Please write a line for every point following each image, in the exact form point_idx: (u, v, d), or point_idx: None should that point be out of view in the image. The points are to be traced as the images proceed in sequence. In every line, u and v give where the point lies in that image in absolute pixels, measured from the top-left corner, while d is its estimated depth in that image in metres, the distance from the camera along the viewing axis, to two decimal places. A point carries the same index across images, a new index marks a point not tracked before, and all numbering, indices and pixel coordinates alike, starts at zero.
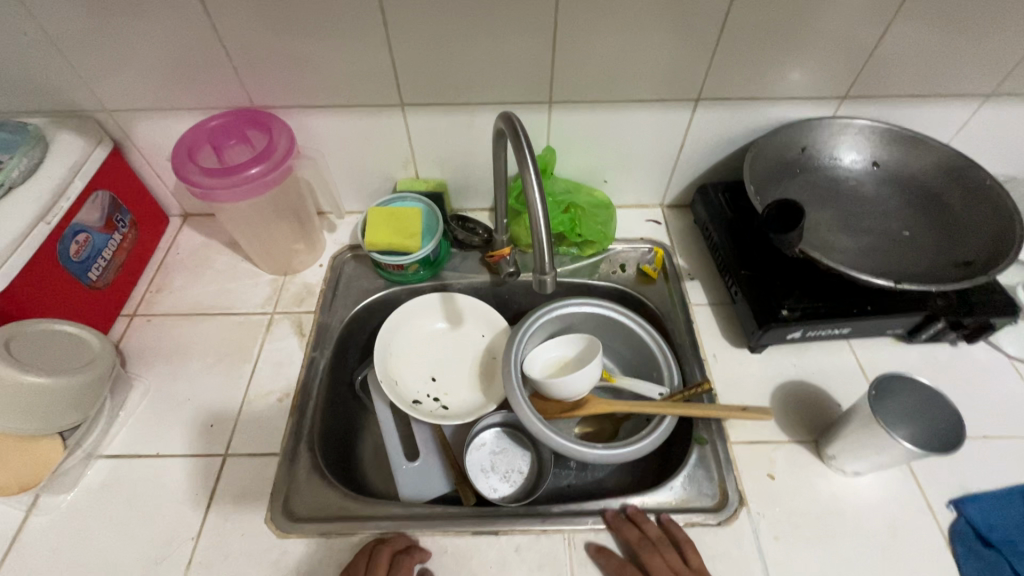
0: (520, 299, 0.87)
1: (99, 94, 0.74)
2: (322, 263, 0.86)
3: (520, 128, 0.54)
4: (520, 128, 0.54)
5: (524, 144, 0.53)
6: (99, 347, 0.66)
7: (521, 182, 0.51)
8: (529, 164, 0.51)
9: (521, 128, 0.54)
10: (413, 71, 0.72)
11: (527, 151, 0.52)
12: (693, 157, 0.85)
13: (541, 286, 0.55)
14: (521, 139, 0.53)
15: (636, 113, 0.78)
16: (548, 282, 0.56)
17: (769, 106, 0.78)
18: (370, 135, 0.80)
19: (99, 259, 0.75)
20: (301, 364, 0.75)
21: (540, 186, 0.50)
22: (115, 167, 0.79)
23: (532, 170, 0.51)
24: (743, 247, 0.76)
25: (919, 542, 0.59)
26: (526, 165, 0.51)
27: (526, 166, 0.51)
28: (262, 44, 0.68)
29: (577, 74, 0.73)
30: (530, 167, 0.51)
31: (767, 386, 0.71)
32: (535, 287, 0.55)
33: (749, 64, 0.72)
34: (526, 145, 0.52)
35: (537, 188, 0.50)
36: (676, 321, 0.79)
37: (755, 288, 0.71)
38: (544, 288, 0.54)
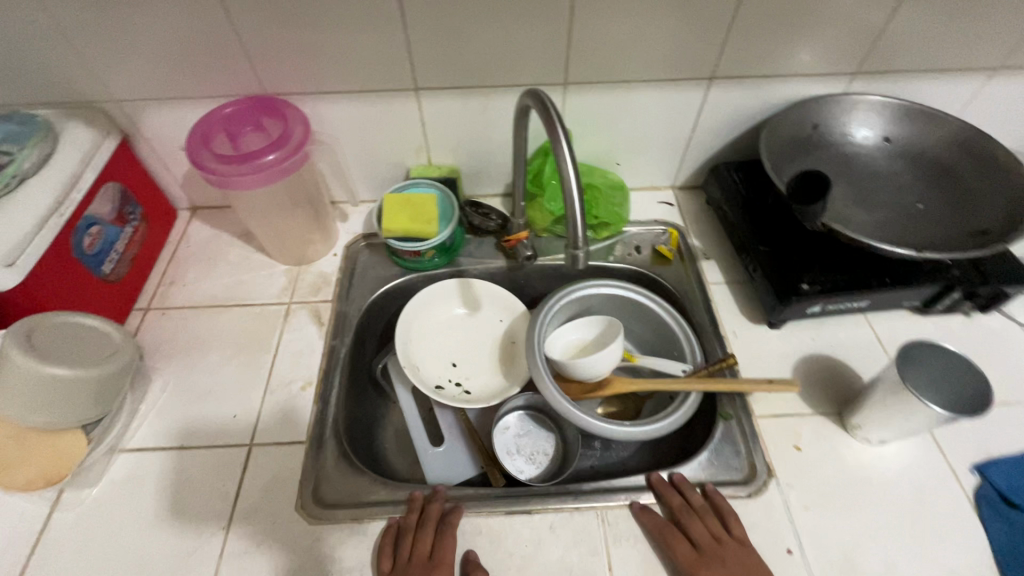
0: (536, 284, 0.87)
1: (107, 84, 0.73)
2: (336, 252, 0.86)
3: (548, 102, 0.54)
4: (549, 102, 0.54)
5: (553, 116, 0.53)
6: (121, 338, 0.65)
7: (552, 153, 0.52)
8: (560, 136, 0.51)
9: (548, 101, 0.54)
10: (428, 54, 0.71)
11: (557, 123, 0.52)
12: (706, 137, 0.85)
13: (574, 261, 0.54)
14: (550, 112, 0.53)
15: (651, 94, 0.78)
16: (580, 257, 0.55)
17: (781, 84, 0.78)
18: (383, 121, 0.79)
19: (112, 251, 0.74)
20: (322, 352, 0.74)
21: (573, 158, 0.51)
22: (123, 159, 0.78)
23: (564, 142, 0.51)
24: (760, 224, 0.77)
25: (946, 506, 0.60)
26: (557, 137, 0.51)
27: (557, 138, 0.51)
28: (275, 28, 0.67)
29: (592, 55, 0.72)
30: (561, 140, 0.51)
31: (788, 360, 0.72)
32: (567, 262, 0.55)
33: (764, 42, 0.72)
34: (556, 117, 0.52)
35: (569, 159, 0.51)
36: (694, 300, 0.80)
37: (774, 264, 0.72)
38: (577, 263, 0.54)
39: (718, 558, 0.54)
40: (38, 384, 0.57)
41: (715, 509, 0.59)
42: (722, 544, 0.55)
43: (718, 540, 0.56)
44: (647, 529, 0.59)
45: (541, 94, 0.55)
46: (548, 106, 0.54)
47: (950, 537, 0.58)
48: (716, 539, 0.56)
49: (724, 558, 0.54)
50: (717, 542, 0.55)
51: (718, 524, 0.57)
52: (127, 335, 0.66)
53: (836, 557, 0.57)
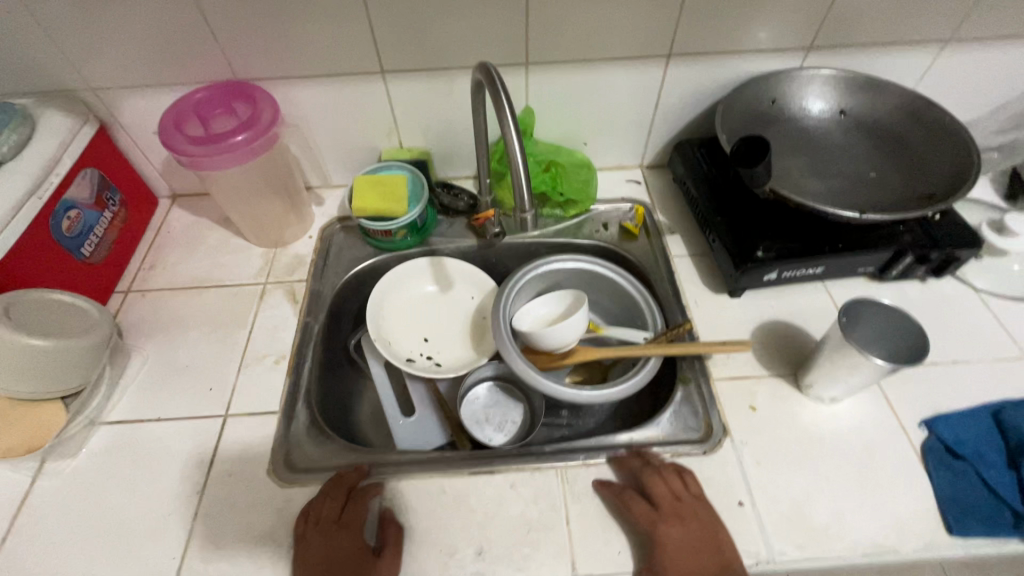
0: (507, 262, 0.90)
1: (84, 73, 0.75)
2: (312, 235, 0.88)
3: (499, 85, 0.57)
4: (500, 85, 0.57)
5: (501, 100, 0.56)
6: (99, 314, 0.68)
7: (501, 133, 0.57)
8: (508, 120, 0.56)
9: (500, 82, 0.57)
10: (392, 36, 0.73)
11: (506, 105, 0.56)
12: (669, 115, 0.87)
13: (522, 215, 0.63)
14: (498, 99, 0.56)
15: (611, 72, 0.80)
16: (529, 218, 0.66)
17: (739, 60, 0.80)
18: (352, 104, 0.82)
19: (92, 235, 0.76)
20: (295, 328, 0.77)
21: (522, 147, 0.57)
22: (101, 147, 0.80)
23: (513, 129, 0.56)
24: (720, 197, 0.79)
25: (894, 459, 0.62)
26: (507, 121, 0.56)
27: (506, 125, 0.56)
28: (242, 13, 0.70)
29: (551, 34, 0.75)
30: (511, 124, 0.56)
31: (747, 326, 0.74)
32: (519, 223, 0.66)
33: (717, 18, 0.74)
34: (506, 101, 0.56)
35: (518, 145, 0.57)
36: (659, 272, 0.82)
37: (731, 233, 0.74)
38: (521, 215, 0.62)
39: (678, 516, 0.55)
40: (20, 356, 0.60)
41: (672, 467, 0.61)
42: (681, 502, 0.57)
43: (677, 497, 0.57)
44: (610, 496, 0.59)
45: (496, 72, 0.58)
46: (497, 89, 0.57)
47: (897, 487, 0.60)
48: (675, 497, 0.57)
49: (683, 515, 0.56)
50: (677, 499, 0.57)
51: (675, 482, 0.59)
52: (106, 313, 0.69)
53: (785, 508, 0.59)
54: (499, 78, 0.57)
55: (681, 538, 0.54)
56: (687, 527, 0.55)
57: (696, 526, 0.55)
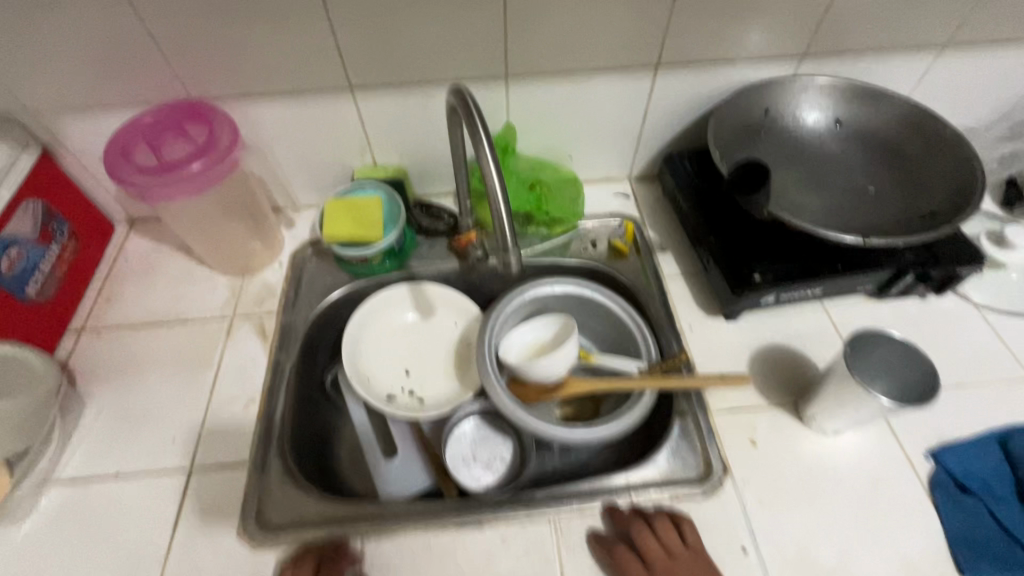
0: (492, 284, 0.85)
1: (19, 94, 0.68)
2: (282, 261, 0.82)
3: (476, 130, 0.51)
4: (477, 131, 0.51)
5: (480, 145, 0.51)
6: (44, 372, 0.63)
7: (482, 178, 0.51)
8: (489, 164, 0.50)
9: (478, 128, 0.51)
10: (359, 49, 0.67)
11: (486, 151, 0.51)
12: (658, 126, 0.83)
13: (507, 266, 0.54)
14: (476, 142, 0.51)
15: (597, 83, 0.76)
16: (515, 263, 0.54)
17: (731, 69, 0.76)
18: (319, 122, 0.76)
19: (37, 272, 0.70)
20: (266, 368, 0.71)
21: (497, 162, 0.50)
22: (45, 174, 0.74)
23: (488, 149, 0.51)
24: (713, 215, 0.75)
25: (902, 494, 0.59)
26: (487, 164, 0.50)
27: (481, 147, 0.51)
28: (193, 27, 0.63)
29: (532, 44, 0.69)
30: (493, 168, 0.50)
31: (744, 353, 0.71)
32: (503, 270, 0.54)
33: (708, 25, 0.70)
34: (486, 144, 0.51)
35: (491, 160, 0.50)
36: (650, 294, 0.78)
37: (726, 255, 0.70)
38: (507, 263, 0.53)
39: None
40: None
41: (670, 518, 0.57)
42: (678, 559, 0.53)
43: (672, 555, 0.53)
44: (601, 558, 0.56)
45: (475, 114, 0.52)
46: (474, 137, 0.51)
47: (905, 525, 0.57)
48: (670, 555, 0.53)
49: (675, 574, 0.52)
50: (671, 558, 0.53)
51: (675, 536, 0.55)
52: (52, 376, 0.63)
53: (790, 553, 0.56)
54: (476, 124, 0.52)
55: None
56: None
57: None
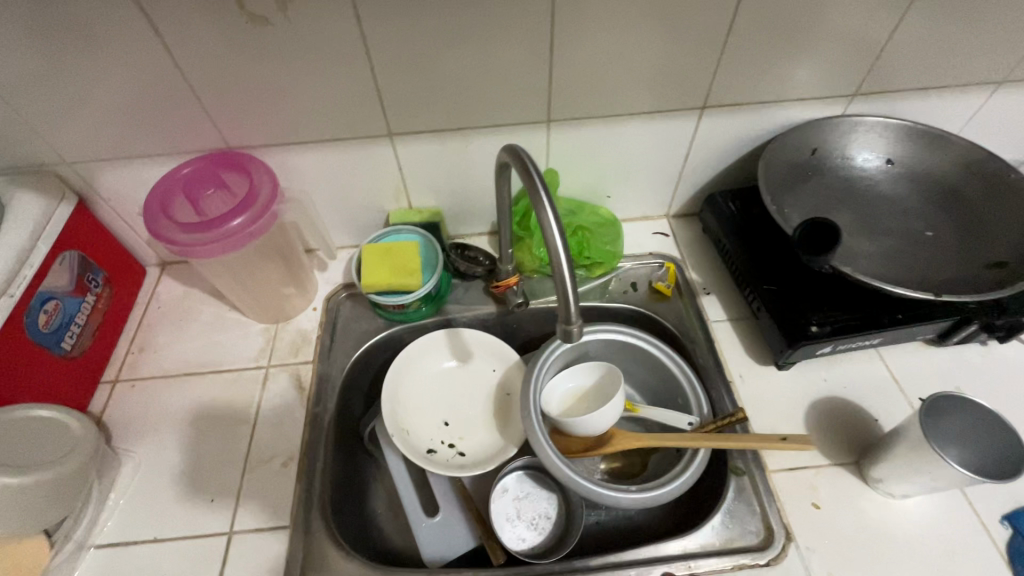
0: (529, 327, 0.83)
1: (57, 146, 0.67)
2: (316, 306, 0.81)
3: (540, 201, 0.48)
4: (541, 201, 0.47)
5: (544, 216, 0.47)
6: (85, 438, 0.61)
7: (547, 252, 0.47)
8: (556, 239, 0.46)
9: (544, 198, 0.47)
10: (400, 98, 0.66)
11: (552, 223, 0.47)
12: (699, 166, 0.81)
13: (568, 337, 0.50)
14: (541, 213, 0.47)
15: (640, 125, 0.74)
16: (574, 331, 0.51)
17: (778, 109, 0.74)
18: (356, 168, 0.74)
19: (72, 326, 0.69)
20: (304, 422, 0.69)
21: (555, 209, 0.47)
22: (81, 223, 0.73)
23: (544, 194, 0.48)
24: (761, 259, 0.73)
25: (979, 565, 0.56)
26: (553, 238, 0.47)
27: (537, 192, 0.48)
28: (234, 79, 0.62)
29: (577, 88, 0.68)
30: (559, 242, 0.47)
31: (800, 406, 0.68)
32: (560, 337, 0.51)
33: (758, 67, 0.68)
34: (552, 215, 0.47)
35: (550, 209, 0.47)
36: (697, 340, 0.75)
37: (778, 304, 0.68)
38: (570, 338, 0.49)
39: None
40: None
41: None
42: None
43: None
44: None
45: (541, 183, 0.49)
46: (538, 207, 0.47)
47: None
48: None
49: None
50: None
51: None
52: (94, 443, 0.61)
53: None
54: (540, 193, 0.48)
55: None
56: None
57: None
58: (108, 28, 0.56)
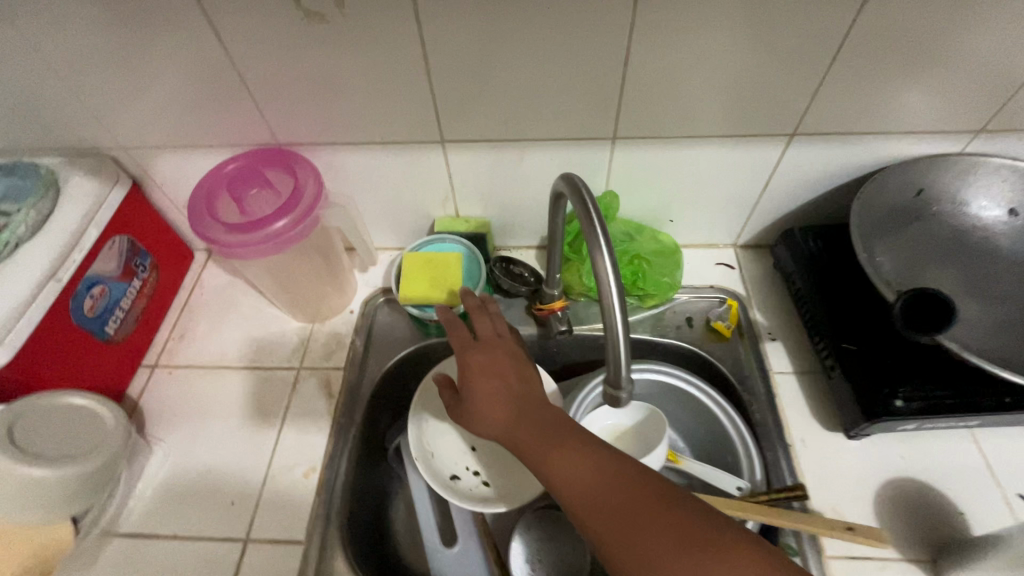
0: (570, 354, 0.77)
1: (115, 131, 0.67)
2: (353, 309, 0.78)
3: (598, 253, 0.41)
4: (600, 254, 0.41)
5: (601, 270, 0.41)
6: (115, 428, 0.60)
7: (601, 311, 0.41)
8: (611, 299, 0.40)
9: (604, 251, 0.41)
10: (455, 105, 0.62)
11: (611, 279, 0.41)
12: (778, 197, 0.72)
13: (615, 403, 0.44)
14: (597, 268, 0.41)
15: (717, 149, 0.66)
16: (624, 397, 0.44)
17: (880, 143, 0.64)
18: (405, 173, 0.71)
19: (117, 310, 0.69)
20: (329, 432, 0.68)
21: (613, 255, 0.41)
22: (134, 208, 0.73)
23: (602, 236, 0.41)
24: (841, 312, 0.65)
25: None
26: (609, 290, 0.40)
27: (593, 230, 0.41)
28: (287, 77, 0.60)
29: (649, 106, 0.61)
30: (616, 300, 0.40)
31: (869, 484, 0.60)
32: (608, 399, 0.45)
33: (864, 94, 0.59)
34: (611, 271, 0.40)
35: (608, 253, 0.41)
36: (756, 392, 0.68)
37: (858, 368, 0.60)
38: (616, 405, 0.43)
39: (478, 355, 0.55)
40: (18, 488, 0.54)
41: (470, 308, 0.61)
42: (491, 339, 0.57)
43: (482, 340, 0.57)
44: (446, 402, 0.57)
45: (603, 232, 0.41)
46: (595, 258, 0.41)
47: None
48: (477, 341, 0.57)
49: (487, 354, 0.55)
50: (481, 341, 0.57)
51: (487, 327, 0.58)
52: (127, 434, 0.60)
53: None
54: (599, 245, 0.41)
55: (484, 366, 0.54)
56: (501, 364, 0.54)
57: (504, 357, 0.55)
58: (165, 17, 0.54)
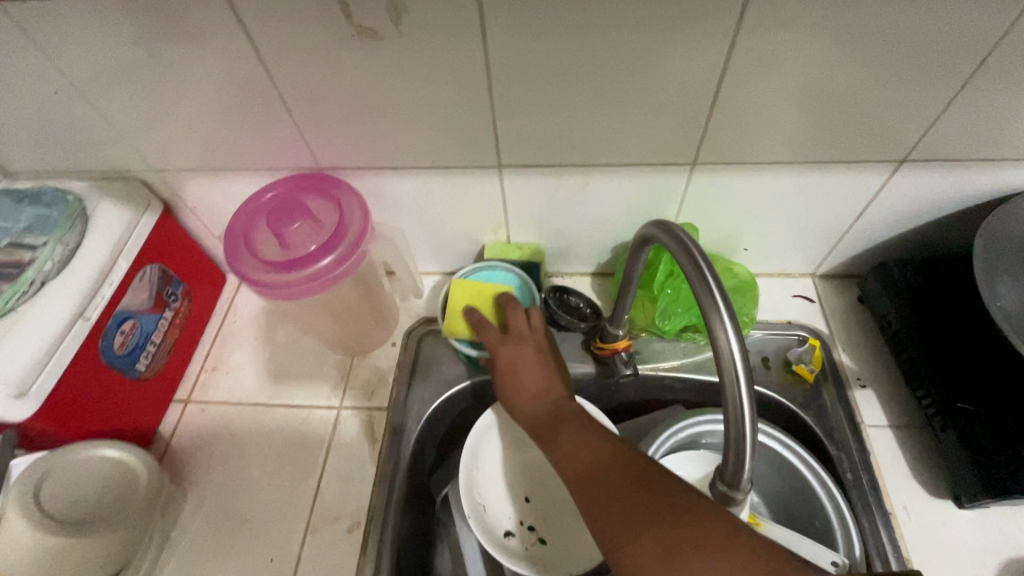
0: (630, 394, 0.71)
1: (146, 154, 0.63)
2: (395, 341, 0.73)
3: (721, 334, 0.36)
4: (724, 336, 0.36)
5: (725, 355, 0.37)
6: (145, 490, 0.57)
7: (724, 399, 0.37)
8: (740, 391, 0.36)
9: (728, 332, 0.36)
10: (517, 127, 0.55)
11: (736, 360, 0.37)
12: (873, 226, 0.64)
13: (726, 500, 0.41)
14: (722, 351, 0.36)
15: (811, 175, 0.58)
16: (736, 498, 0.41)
17: (1004, 170, 0.56)
18: (454, 198, 0.64)
19: (148, 345, 0.65)
20: (373, 481, 0.62)
21: (734, 324, 0.36)
22: (166, 234, 0.68)
23: (723, 303, 0.37)
24: (952, 363, 0.57)
25: None
26: (732, 363, 0.36)
27: (711, 295, 0.37)
28: (332, 97, 0.54)
29: (738, 129, 0.54)
30: (743, 391, 0.36)
31: (985, 564, 0.53)
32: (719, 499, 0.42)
33: (996, 117, 0.50)
34: (738, 357, 0.36)
35: (729, 322, 0.36)
36: (847, 448, 0.60)
37: (978, 434, 0.53)
38: (731, 508, 0.40)
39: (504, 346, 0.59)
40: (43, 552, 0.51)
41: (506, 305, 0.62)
42: (525, 333, 0.60)
43: (514, 334, 0.60)
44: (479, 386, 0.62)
45: (726, 308, 0.36)
46: (718, 340, 0.36)
47: None
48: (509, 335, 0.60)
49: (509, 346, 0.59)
50: (513, 335, 0.60)
51: (518, 323, 0.61)
52: (154, 495, 0.57)
53: None
54: (722, 324, 0.36)
55: (506, 359, 0.58)
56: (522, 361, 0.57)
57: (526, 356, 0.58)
58: (202, 33, 0.49)
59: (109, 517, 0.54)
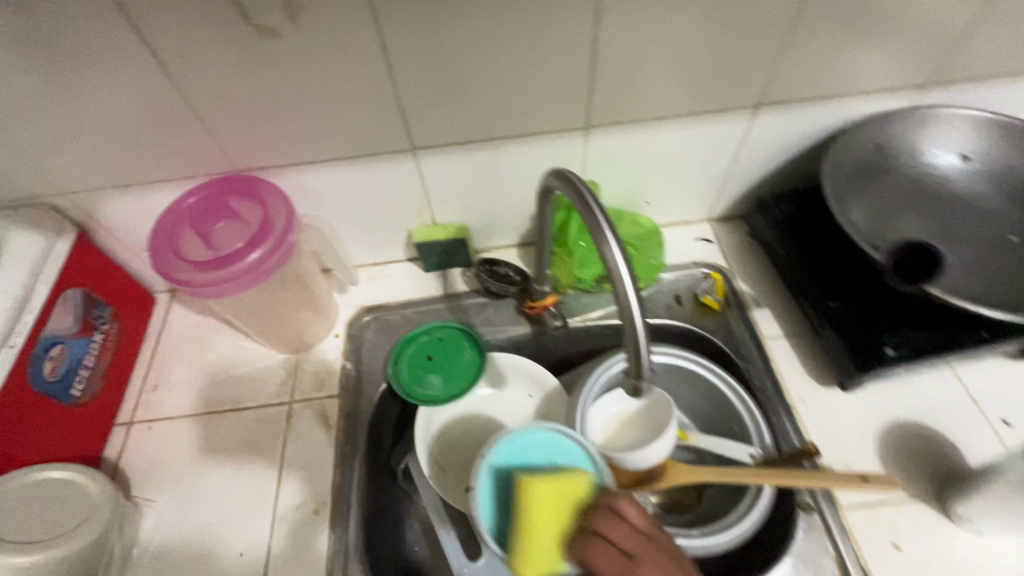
0: (566, 348, 0.77)
1: (53, 177, 0.62)
2: (338, 332, 0.75)
3: (609, 252, 0.43)
4: (612, 255, 0.43)
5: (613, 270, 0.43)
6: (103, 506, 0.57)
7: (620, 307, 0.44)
8: (632, 299, 0.43)
9: (614, 249, 0.43)
10: (424, 111, 0.60)
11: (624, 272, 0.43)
12: (748, 168, 0.74)
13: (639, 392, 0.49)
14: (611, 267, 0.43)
15: (686, 128, 0.67)
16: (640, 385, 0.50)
17: (838, 105, 0.67)
18: (375, 186, 0.68)
19: (80, 370, 0.64)
20: (334, 463, 0.65)
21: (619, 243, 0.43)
22: (85, 257, 0.68)
23: (608, 227, 0.43)
24: (821, 270, 0.68)
25: None
26: (620, 275, 0.43)
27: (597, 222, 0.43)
28: (240, 99, 0.56)
29: (618, 92, 0.61)
30: (633, 298, 0.43)
31: (869, 431, 0.63)
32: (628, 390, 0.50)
33: (820, 60, 0.61)
34: (625, 270, 0.43)
35: (614, 241, 0.43)
36: (751, 358, 0.69)
37: (846, 323, 0.63)
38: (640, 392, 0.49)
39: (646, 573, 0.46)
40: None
41: (608, 508, 0.48)
42: (644, 546, 0.48)
43: (639, 555, 0.47)
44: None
45: (610, 230, 0.43)
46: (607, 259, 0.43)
47: None
48: (632, 557, 0.47)
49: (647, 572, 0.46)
50: (637, 557, 0.47)
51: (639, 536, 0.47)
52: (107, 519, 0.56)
53: None
54: (608, 244, 0.43)
55: None
56: None
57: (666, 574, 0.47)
58: (98, 45, 0.50)
59: (49, 542, 0.53)
